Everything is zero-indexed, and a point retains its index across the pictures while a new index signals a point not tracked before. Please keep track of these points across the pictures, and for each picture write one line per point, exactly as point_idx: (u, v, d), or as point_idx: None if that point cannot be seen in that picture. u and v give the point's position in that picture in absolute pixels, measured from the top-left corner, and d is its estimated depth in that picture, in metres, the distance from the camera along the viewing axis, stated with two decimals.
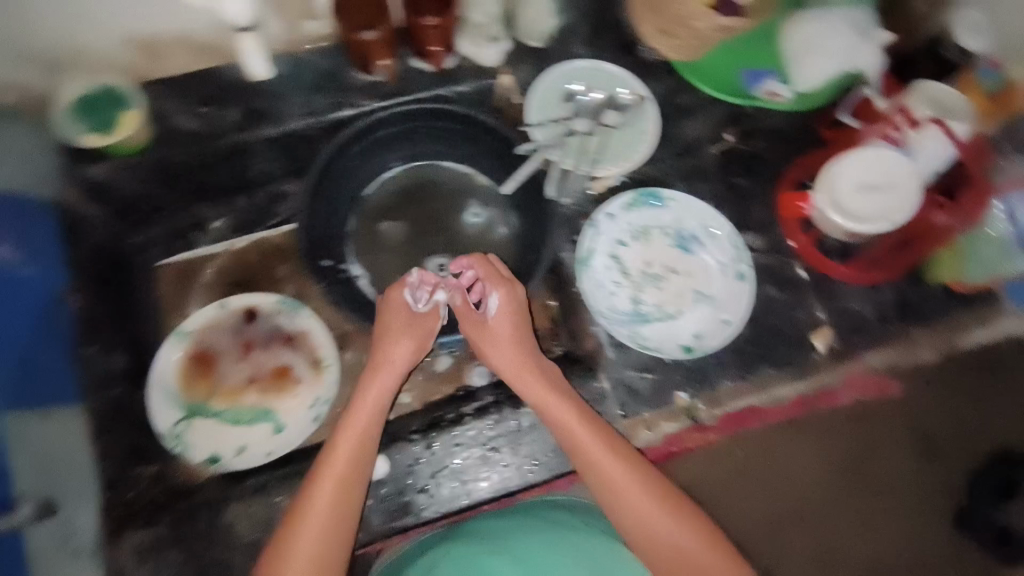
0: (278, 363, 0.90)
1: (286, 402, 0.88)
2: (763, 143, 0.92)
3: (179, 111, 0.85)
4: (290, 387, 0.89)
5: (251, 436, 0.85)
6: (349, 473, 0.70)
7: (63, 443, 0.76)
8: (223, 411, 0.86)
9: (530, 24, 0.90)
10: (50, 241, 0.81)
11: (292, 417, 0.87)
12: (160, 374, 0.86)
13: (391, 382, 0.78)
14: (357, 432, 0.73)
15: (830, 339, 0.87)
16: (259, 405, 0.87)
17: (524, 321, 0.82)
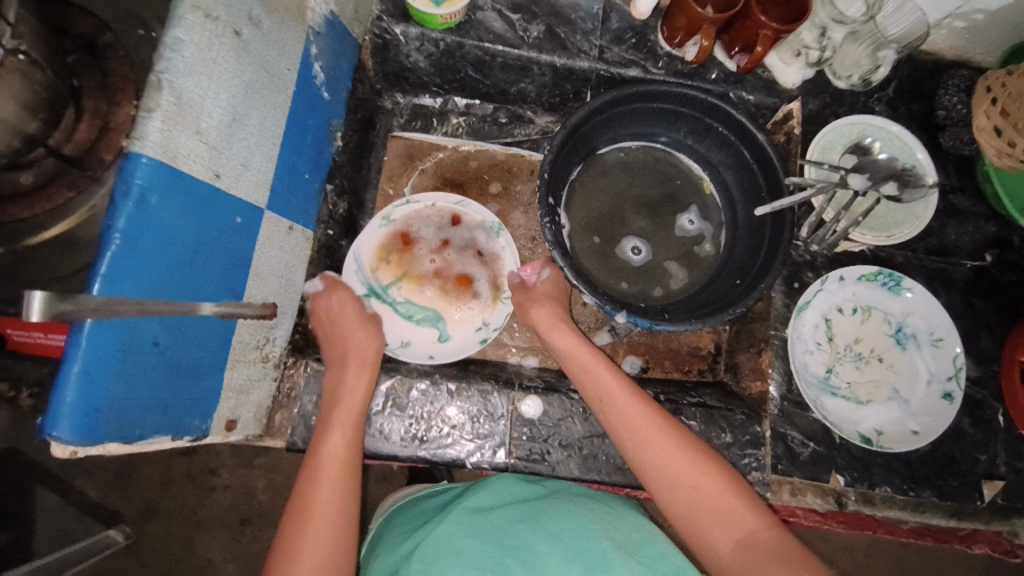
0: (460, 279, 0.92)
1: (456, 317, 0.90)
2: (1014, 278, 0.89)
3: (490, 10, 0.88)
4: (463, 304, 0.90)
5: (418, 335, 0.87)
6: (342, 454, 0.65)
7: (290, 260, 0.75)
8: (399, 302, 0.89)
9: (851, 62, 0.89)
10: (346, 73, 0.83)
11: (458, 332, 0.89)
12: (359, 247, 0.89)
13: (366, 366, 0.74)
14: (343, 417, 0.69)
15: (999, 494, 0.82)
16: (432, 309, 0.89)
17: (559, 300, 0.85)
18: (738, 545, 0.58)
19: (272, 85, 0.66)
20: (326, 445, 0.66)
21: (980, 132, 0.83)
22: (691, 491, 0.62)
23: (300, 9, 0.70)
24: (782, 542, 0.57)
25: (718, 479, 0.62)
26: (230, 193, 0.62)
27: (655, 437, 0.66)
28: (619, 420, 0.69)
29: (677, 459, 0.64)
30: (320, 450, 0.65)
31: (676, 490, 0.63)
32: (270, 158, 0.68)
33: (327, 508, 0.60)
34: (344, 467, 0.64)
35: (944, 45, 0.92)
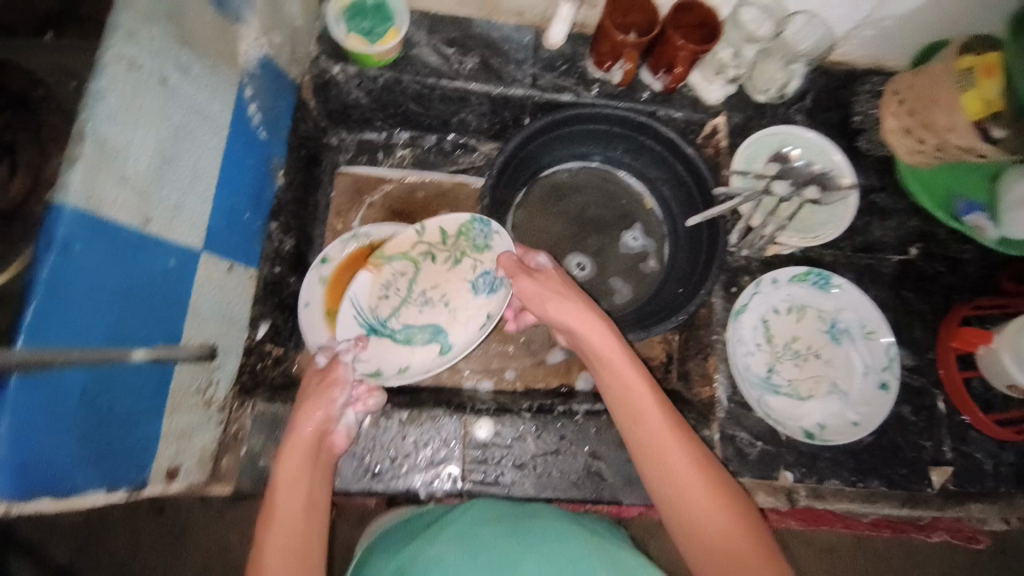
0: (457, 284, 0.88)
1: (458, 325, 0.86)
2: (941, 269, 0.94)
3: (424, 46, 0.92)
4: (465, 306, 0.87)
5: (417, 357, 0.85)
6: (294, 548, 0.58)
7: (230, 299, 0.76)
8: (397, 331, 0.86)
9: (768, 76, 0.94)
10: (286, 112, 0.85)
11: (459, 343, 0.86)
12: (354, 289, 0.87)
13: (314, 443, 0.66)
14: (291, 511, 0.60)
15: (948, 479, 0.84)
16: (431, 325, 0.87)
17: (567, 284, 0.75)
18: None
19: (204, 129, 0.68)
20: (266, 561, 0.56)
21: (891, 133, 0.88)
22: (705, 529, 0.58)
23: (232, 54, 0.71)
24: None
25: (735, 520, 0.58)
26: (161, 237, 0.63)
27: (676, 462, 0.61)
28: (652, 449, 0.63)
29: (698, 491, 0.60)
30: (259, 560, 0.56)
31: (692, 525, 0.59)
32: (203, 199, 0.69)
33: None
34: (294, 557, 0.57)
35: (856, 55, 0.97)
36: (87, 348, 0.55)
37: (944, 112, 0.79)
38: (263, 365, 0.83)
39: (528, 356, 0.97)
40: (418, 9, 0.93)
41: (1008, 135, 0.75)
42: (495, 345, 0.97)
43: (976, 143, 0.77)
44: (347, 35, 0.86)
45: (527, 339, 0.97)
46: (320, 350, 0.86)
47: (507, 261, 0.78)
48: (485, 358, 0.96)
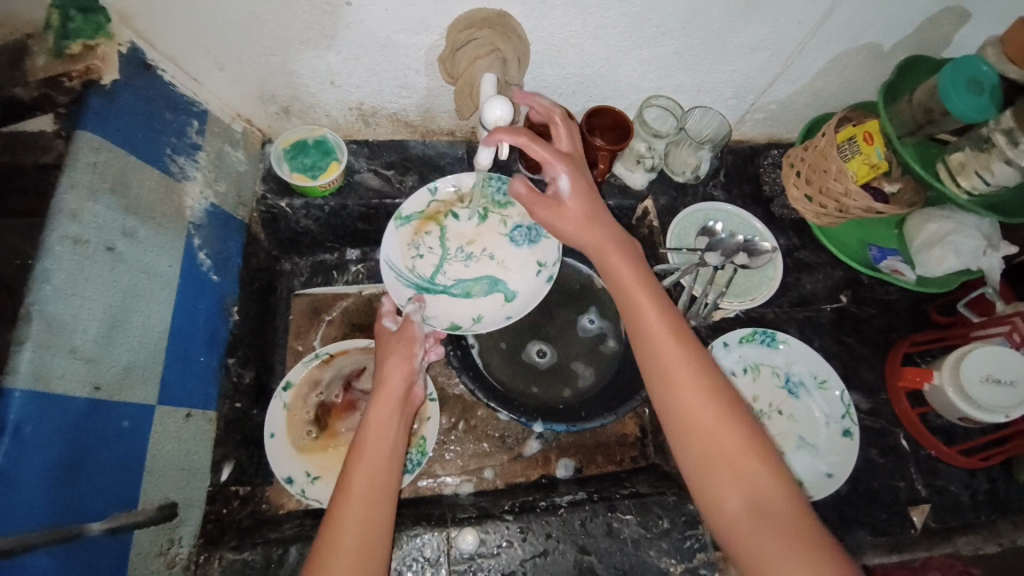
0: (491, 235, 0.97)
1: (510, 274, 0.95)
2: (873, 311, 1.01)
3: (367, 171, 0.98)
4: (511, 259, 0.96)
5: (486, 306, 0.93)
6: (370, 501, 0.66)
7: (189, 448, 0.73)
8: (452, 287, 0.94)
9: (682, 161, 1.04)
10: (236, 252, 0.87)
11: (521, 283, 0.95)
12: (388, 254, 0.92)
13: (402, 394, 0.77)
14: (370, 468, 0.68)
15: (928, 517, 0.86)
16: (486, 278, 0.95)
17: (599, 219, 0.72)
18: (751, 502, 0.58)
19: (154, 284, 0.70)
20: (353, 483, 0.67)
21: (797, 202, 0.97)
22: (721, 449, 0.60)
23: (178, 209, 0.75)
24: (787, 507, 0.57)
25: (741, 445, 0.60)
26: (116, 399, 0.63)
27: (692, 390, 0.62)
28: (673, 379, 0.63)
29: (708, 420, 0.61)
30: (348, 488, 0.66)
31: (704, 450, 0.61)
32: (157, 352, 0.69)
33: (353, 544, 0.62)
34: (372, 504, 0.66)
35: (753, 132, 1.08)
36: (38, 531, 0.53)
37: (835, 177, 0.87)
38: (230, 509, 0.79)
39: (504, 452, 0.95)
40: (354, 138, 0.99)
41: (900, 188, 0.92)
42: (468, 446, 0.95)
43: (870, 203, 0.84)
44: (291, 173, 0.91)
45: (501, 434, 0.96)
46: (290, 483, 0.83)
47: (527, 189, 0.74)
48: (462, 462, 0.94)
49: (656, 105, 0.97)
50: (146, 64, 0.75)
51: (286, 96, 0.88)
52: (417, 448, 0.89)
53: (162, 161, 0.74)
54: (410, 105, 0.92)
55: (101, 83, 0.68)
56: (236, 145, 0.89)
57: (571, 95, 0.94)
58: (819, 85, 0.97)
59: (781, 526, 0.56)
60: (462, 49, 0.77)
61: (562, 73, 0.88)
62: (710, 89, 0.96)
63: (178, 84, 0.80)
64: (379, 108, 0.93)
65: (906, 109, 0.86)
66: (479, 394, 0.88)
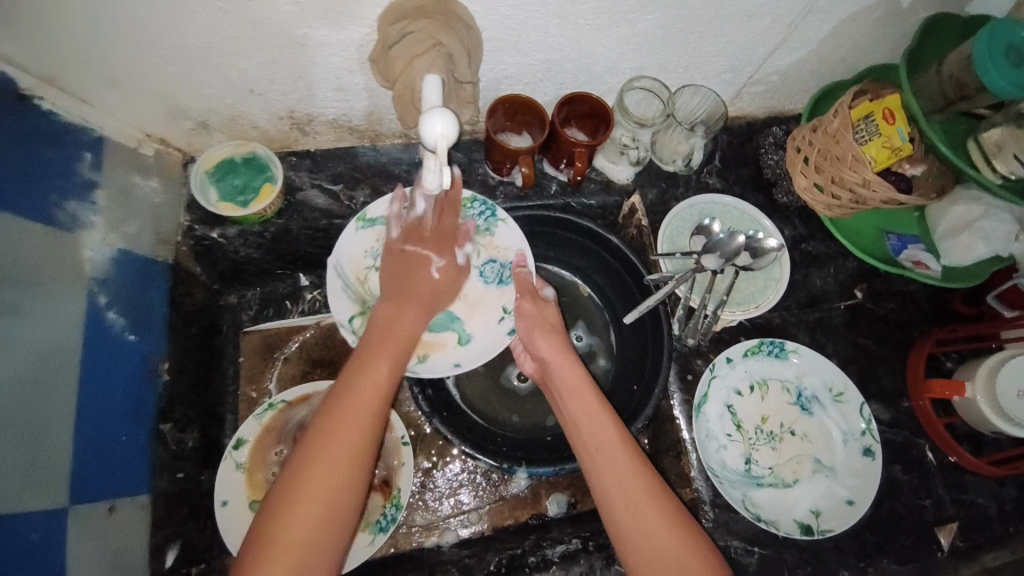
0: (462, 264, 0.82)
1: (471, 313, 0.80)
2: (893, 305, 0.90)
3: (310, 186, 0.84)
4: (473, 298, 0.81)
5: (433, 343, 0.78)
6: (355, 447, 0.59)
7: (122, 543, 0.65)
8: None
9: (672, 148, 0.91)
10: (158, 300, 0.76)
11: (478, 327, 0.80)
12: (341, 258, 0.77)
13: (379, 403, 0.62)
14: (366, 411, 0.61)
15: (957, 537, 0.78)
16: (443, 311, 0.79)
17: (557, 327, 0.77)
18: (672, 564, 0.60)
19: (54, 367, 0.59)
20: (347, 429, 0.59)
21: (805, 191, 0.84)
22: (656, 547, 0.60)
23: (74, 267, 0.64)
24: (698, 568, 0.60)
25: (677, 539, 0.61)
26: (19, 514, 0.54)
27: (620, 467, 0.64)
28: (620, 483, 0.63)
29: (651, 513, 0.62)
30: (338, 433, 0.59)
31: (640, 510, 0.62)
32: (63, 442, 0.59)
33: (323, 503, 0.57)
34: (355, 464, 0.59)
35: (753, 107, 0.94)
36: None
37: (851, 166, 0.75)
38: None
39: (488, 492, 0.86)
40: (293, 149, 0.85)
41: (924, 170, 0.79)
42: (450, 487, 0.86)
43: (891, 194, 0.73)
44: (218, 201, 0.78)
45: (485, 472, 0.87)
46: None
47: (521, 278, 0.79)
48: (443, 507, 0.85)
49: (638, 87, 0.83)
50: (17, 93, 0.61)
51: (201, 110, 0.74)
52: (393, 502, 0.80)
53: (46, 212, 0.61)
54: (351, 109, 0.78)
55: None
56: (148, 172, 0.76)
57: (539, 82, 0.80)
58: (828, 49, 0.83)
59: None
60: (396, 47, 0.64)
61: (525, 60, 0.75)
62: (702, 63, 0.82)
63: (61, 111, 0.66)
64: (314, 115, 0.79)
65: (933, 83, 0.73)
66: (452, 438, 0.76)
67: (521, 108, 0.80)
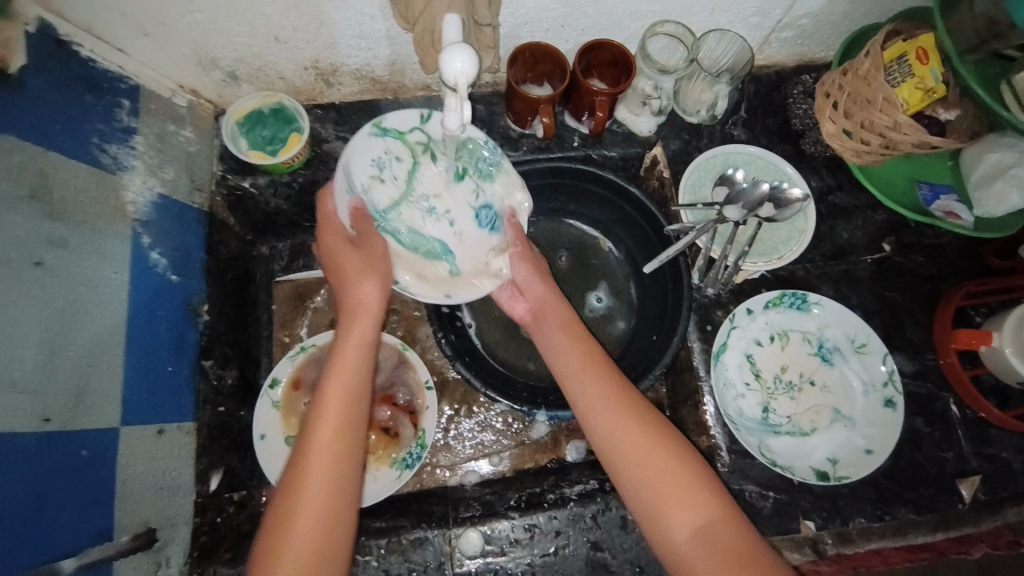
0: (465, 197, 0.78)
1: (467, 251, 0.78)
2: (922, 258, 0.88)
3: (335, 138, 0.86)
4: (467, 236, 0.78)
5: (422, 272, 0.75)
6: (336, 447, 0.56)
7: (168, 466, 0.70)
8: (400, 234, 0.76)
9: (695, 98, 0.89)
10: (196, 245, 0.79)
11: (471, 265, 0.77)
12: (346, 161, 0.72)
13: (340, 454, 0.56)
14: (335, 414, 0.58)
15: (979, 489, 0.77)
16: (440, 241, 0.77)
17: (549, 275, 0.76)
18: (697, 541, 0.55)
19: (100, 298, 0.63)
20: (317, 442, 0.56)
21: (833, 138, 0.82)
22: (671, 499, 0.56)
23: (116, 206, 0.67)
24: (755, 556, 0.54)
25: (688, 479, 0.57)
26: (74, 428, 0.59)
27: (609, 409, 0.61)
28: (623, 436, 0.59)
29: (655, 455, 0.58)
30: (309, 451, 0.56)
31: (641, 465, 0.58)
32: (113, 369, 0.64)
33: (315, 503, 0.54)
34: (338, 460, 0.56)
35: (782, 54, 0.91)
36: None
37: (882, 110, 0.73)
38: (225, 515, 0.76)
39: (510, 437, 0.89)
40: (318, 102, 0.87)
41: (958, 115, 0.78)
42: (471, 432, 0.90)
43: (924, 137, 0.70)
44: (248, 150, 0.81)
45: (505, 420, 0.90)
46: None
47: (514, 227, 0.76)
48: (465, 450, 0.89)
49: (662, 33, 0.81)
50: (59, 40, 0.64)
51: (229, 60, 0.76)
52: (417, 441, 0.84)
53: (89, 153, 0.65)
54: (374, 59, 0.79)
55: (8, 72, 0.58)
56: (182, 122, 0.79)
57: (560, 29, 0.79)
58: None
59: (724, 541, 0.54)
60: None
61: (546, 4, 0.74)
62: (729, 6, 0.79)
63: (99, 58, 0.68)
64: (338, 65, 0.80)
65: (967, 21, 0.70)
66: (474, 381, 0.79)
67: (541, 56, 0.79)
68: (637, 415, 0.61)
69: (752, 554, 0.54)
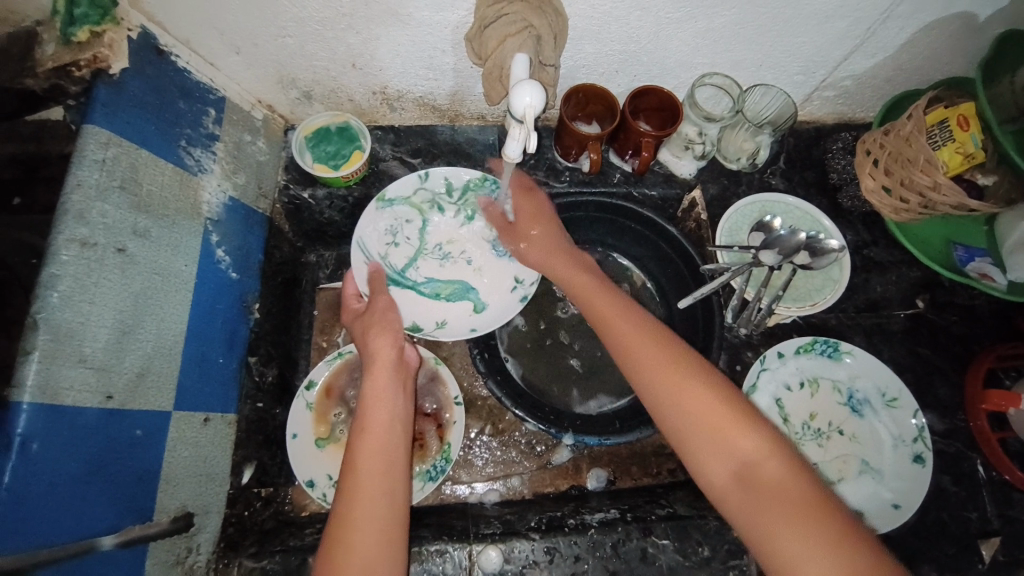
0: (474, 239, 0.93)
1: (485, 282, 0.91)
2: (954, 317, 0.89)
3: (393, 159, 0.92)
4: (484, 269, 0.92)
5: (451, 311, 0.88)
6: (381, 462, 0.62)
7: (207, 454, 0.73)
8: (421, 284, 0.90)
9: (737, 147, 0.93)
10: (256, 247, 0.84)
11: (492, 297, 0.90)
12: (364, 236, 0.87)
13: (385, 465, 0.62)
14: (375, 438, 0.64)
15: (1007, 556, 0.76)
16: (460, 282, 0.90)
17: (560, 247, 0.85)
18: (735, 480, 0.56)
19: (169, 286, 0.67)
20: (360, 460, 0.62)
21: (871, 194, 0.85)
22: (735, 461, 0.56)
23: (194, 205, 0.72)
24: (798, 488, 0.53)
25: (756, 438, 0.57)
26: (131, 409, 0.62)
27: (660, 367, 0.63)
28: (690, 399, 0.60)
29: (716, 415, 0.58)
30: (355, 467, 0.61)
31: (703, 426, 0.58)
32: (171, 355, 0.67)
33: (373, 510, 0.58)
34: (383, 469, 0.61)
35: (823, 112, 0.95)
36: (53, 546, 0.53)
37: (923, 169, 0.76)
38: (253, 511, 0.78)
39: (532, 459, 0.90)
40: (380, 124, 0.92)
41: (996, 181, 0.81)
42: (495, 450, 0.91)
43: (963, 199, 0.72)
44: (313, 163, 0.86)
45: (529, 441, 0.91)
46: (311, 487, 0.81)
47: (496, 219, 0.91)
48: (487, 468, 0.90)
49: (709, 84, 0.86)
50: (160, 50, 0.70)
51: (307, 81, 0.83)
52: (443, 455, 0.85)
53: (176, 153, 0.70)
54: (438, 88, 0.85)
55: (111, 72, 0.64)
56: (257, 133, 0.85)
57: (614, 74, 0.85)
58: (906, 58, 0.84)
59: (791, 502, 0.52)
60: (491, 26, 0.70)
61: (604, 50, 0.79)
62: (776, 64, 0.84)
63: (193, 70, 0.75)
64: (405, 92, 0.86)
65: (1007, 94, 0.75)
66: (505, 400, 0.83)
67: (594, 97, 0.84)
68: (675, 361, 0.63)
69: (805, 499, 0.52)
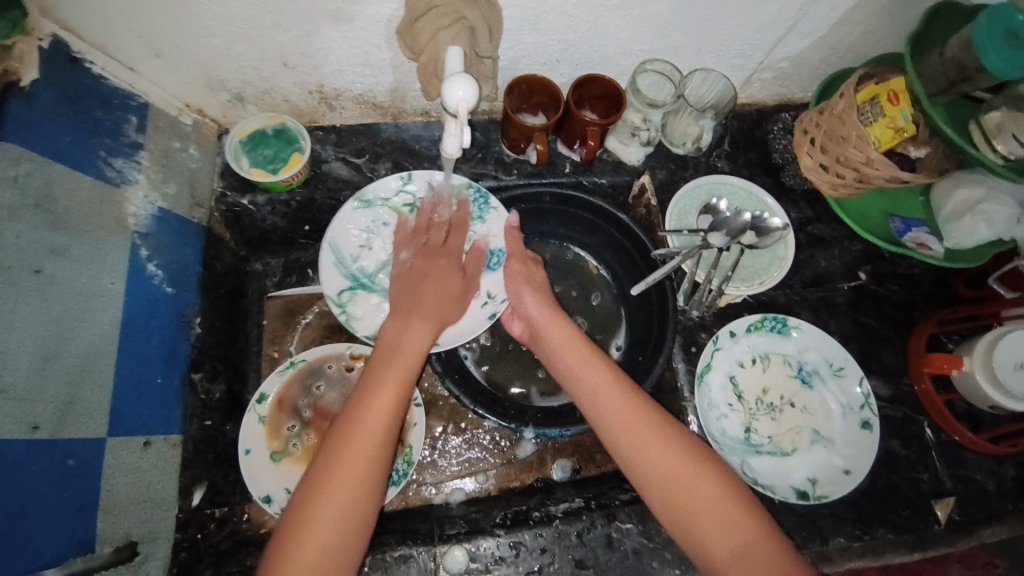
0: None
1: None
2: (896, 287, 0.92)
3: (336, 160, 0.89)
4: None
5: None
6: (375, 444, 0.60)
7: (152, 478, 0.70)
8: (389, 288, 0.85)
9: (682, 131, 0.94)
10: (193, 259, 0.81)
11: (463, 309, 0.86)
12: (334, 237, 0.84)
13: (377, 450, 0.60)
14: (382, 413, 0.62)
15: (954, 511, 0.80)
16: None
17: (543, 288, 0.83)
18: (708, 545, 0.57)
19: (96, 306, 0.64)
20: (361, 436, 0.60)
21: (811, 171, 0.88)
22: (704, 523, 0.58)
23: (118, 218, 0.69)
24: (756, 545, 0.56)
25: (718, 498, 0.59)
26: (60, 439, 0.59)
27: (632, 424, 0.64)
28: (662, 468, 0.61)
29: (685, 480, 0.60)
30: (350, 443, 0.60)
31: (672, 491, 0.60)
32: (105, 379, 0.64)
33: (343, 500, 0.57)
34: (375, 455, 0.60)
35: (763, 94, 0.97)
36: None
37: (855, 145, 0.78)
38: (207, 533, 0.75)
39: (497, 456, 0.90)
40: (320, 124, 0.89)
41: (928, 153, 0.83)
42: (459, 450, 0.90)
43: (894, 171, 0.75)
44: (250, 168, 0.83)
45: (494, 438, 0.91)
46: (268, 503, 0.78)
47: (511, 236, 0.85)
48: (452, 468, 0.89)
49: (650, 71, 0.86)
50: (72, 57, 0.66)
51: (237, 82, 0.79)
52: (405, 458, 0.84)
53: (95, 165, 0.66)
54: (377, 85, 0.83)
55: (20, 84, 0.61)
56: (187, 139, 0.81)
57: (555, 63, 0.84)
58: (837, 37, 0.86)
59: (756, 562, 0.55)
60: (421, 19, 0.68)
61: (543, 40, 0.79)
62: (714, 47, 0.85)
63: (110, 76, 0.71)
64: (342, 90, 0.83)
65: (938, 64, 0.76)
66: (464, 399, 0.81)
67: (537, 88, 0.83)
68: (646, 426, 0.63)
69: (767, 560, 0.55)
